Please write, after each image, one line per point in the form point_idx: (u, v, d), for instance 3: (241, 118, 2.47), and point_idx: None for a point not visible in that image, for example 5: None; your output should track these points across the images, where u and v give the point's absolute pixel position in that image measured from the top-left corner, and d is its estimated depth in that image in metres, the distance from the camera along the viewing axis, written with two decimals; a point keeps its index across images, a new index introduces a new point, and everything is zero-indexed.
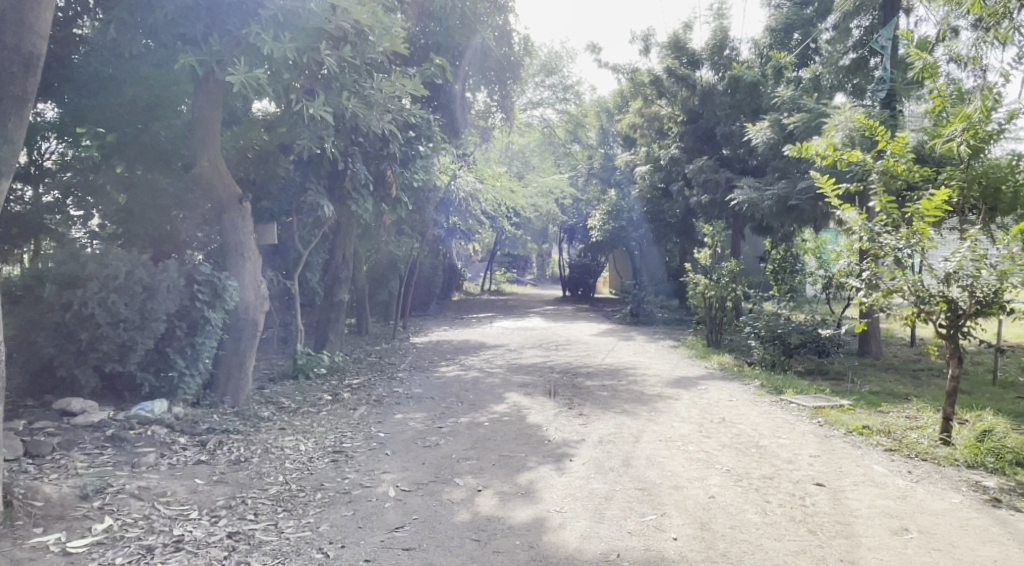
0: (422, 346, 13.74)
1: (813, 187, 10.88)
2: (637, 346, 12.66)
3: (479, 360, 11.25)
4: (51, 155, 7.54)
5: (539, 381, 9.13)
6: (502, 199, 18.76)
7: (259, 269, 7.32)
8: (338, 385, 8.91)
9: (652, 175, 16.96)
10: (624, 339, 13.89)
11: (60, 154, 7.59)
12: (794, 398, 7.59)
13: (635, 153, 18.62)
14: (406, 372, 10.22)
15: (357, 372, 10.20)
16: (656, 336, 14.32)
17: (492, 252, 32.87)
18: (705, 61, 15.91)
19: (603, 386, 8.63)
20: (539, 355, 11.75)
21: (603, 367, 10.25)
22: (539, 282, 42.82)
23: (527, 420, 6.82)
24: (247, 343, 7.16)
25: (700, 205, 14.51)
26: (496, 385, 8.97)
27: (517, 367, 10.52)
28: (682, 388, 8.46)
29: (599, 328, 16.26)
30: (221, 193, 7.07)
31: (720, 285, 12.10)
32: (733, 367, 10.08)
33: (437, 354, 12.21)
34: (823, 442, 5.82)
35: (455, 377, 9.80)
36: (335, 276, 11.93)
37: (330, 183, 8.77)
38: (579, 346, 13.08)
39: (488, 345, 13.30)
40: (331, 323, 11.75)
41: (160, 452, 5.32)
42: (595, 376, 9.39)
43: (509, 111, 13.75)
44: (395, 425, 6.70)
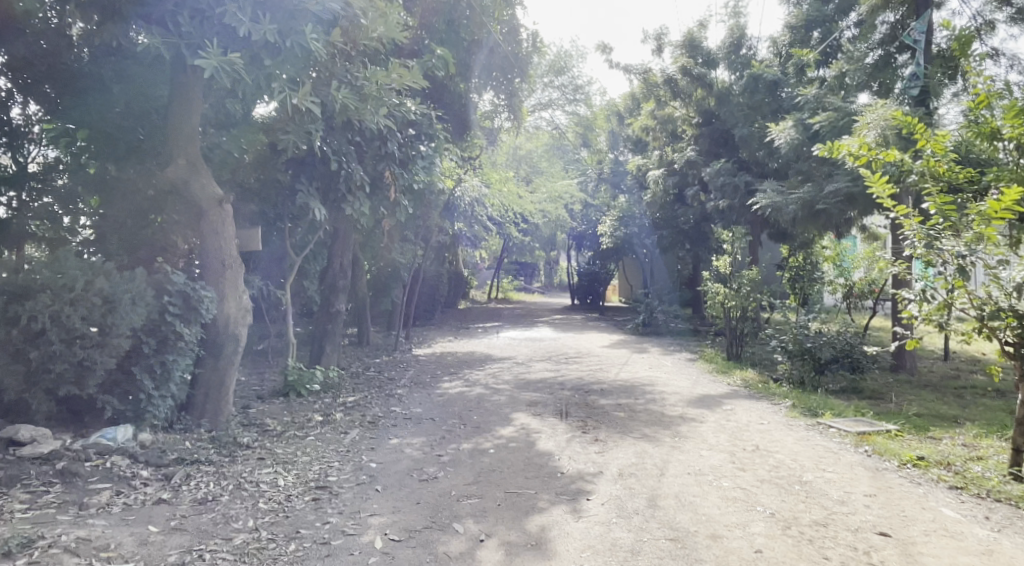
0: (425, 358, 13.06)
1: (842, 190, 10.15)
2: (652, 360, 11.94)
3: (484, 375, 10.54)
4: (36, 159, 7.18)
5: (549, 400, 8.43)
6: (509, 205, 18.12)
7: (242, 279, 6.66)
8: (330, 405, 8.22)
9: (665, 179, 16.28)
10: (638, 352, 13.17)
11: (46, 158, 7.21)
12: (833, 421, 6.85)
13: (647, 156, 17.93)
14: (406, 388, 9.52)
15: (354, 388, 9.52)
16: (672, 349, 13.58)
17: (499, 260, 32.19)
18: (721, 61, 15.25)
19: (619, 406, 7.92)
20: (549, 369, 11.05)
21: (618, 383, 9.53)
22: (547, 290, 42.10)
23: (537, 447, 6.13)
24: (227, 361, 6.54)
25: (718, 210, 13.83)
26: (503, 404, 8.27)
27: (525, 382, 9.82)
28: (706, 408, 7.74)
29: (611, 340, 15.54)
30: (198, 194, 6.41)
31: (741, 294, 11.38)
32: (758, 384, 9.37)
33: (440, 368, 11.51)
34: (875, 477, 5.10)
35: (459, 394, 9.10)
36: (332, 285, 11.28)
37: (323, 185, 8.12)
38: (590, 358, 12.36)
39: (494, 358, 12.60)
40: (327, 335, 11.09)
41: (116, 489, 4.65)
42: (610, 394, 8.68)
43: (516, 111, 13.10)
44: (389, 453, 6.01)
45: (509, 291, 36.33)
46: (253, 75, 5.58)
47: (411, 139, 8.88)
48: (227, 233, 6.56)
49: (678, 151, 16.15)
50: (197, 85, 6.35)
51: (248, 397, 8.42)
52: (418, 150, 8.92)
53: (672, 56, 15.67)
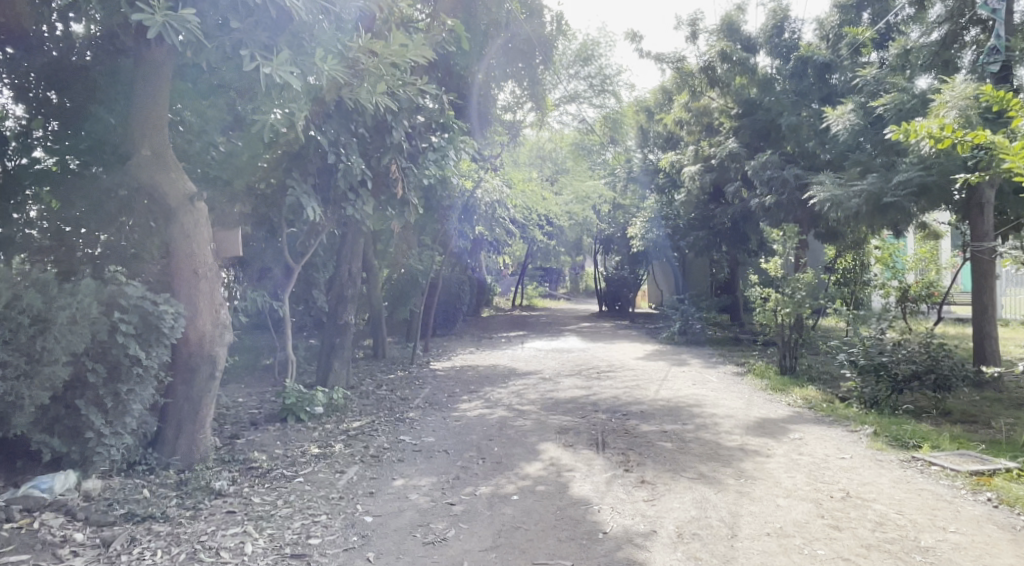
0: (444, 372, 12.00)
1: (914, 181, 8.92)
2: (695, 374, 10.73)
3: (507, 393, 9.46)
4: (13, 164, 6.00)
5: (582, 425, 7.31)
6: (533, 206, 17.06)
7: (220, 290, 5.65)
8: (332, 433, 7.18)
9: (703, 176, 15.07)
10: (676, 364, 11.98)
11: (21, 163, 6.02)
12: (933, 456, 5.64)
13: (681, 152, 16.74)
14: (419, 410, 8.46)
15: (362, 410, 8.48)
16: (714, 361, 12.37)
17: (523, 266, 31.07)
18: (762, 46, 14.06)
19: (665, 435, 6.76)
20: (579, 386, 9.91)
21: (659, 403, 8.36)
22: (572, 297, 40.88)
23: (571, 492, 5.01)
24: (202, 387, 5.53)
25: (762, 206, 12.60)
26: (529, 430, 7.17)
27: (553, 402, 8.69)
28: (769, 438, 6.54)
29: (645, 350, 14.35)
30: (166, 189, 5.39)
31: (794, 299, 10.15)
32: (823, 405, 8.18)
33: (459, 384, 10.44)
34: (1019, 544, 3.91)
35: (478, 417, 8.01)
36: (340, 294, 10.30)
37: (320, 182, 7.10)
38: (626, 372, 11.19)
39: (519, 372, 11.50)
40: (335, 348, 10.10)
41: (35, 563, 3.62)
42: (653, 418, 7.52)
43: (540, 102, 12.05)
44: (391, 501, 4.92)
45: (534, 298, 35.21)
46: (215, 41, 4.58)
47: (421, 128, 7.85)
48: (201, 235, 5.53)
49: (715, 145, 14.93)
50: (163, 62, 5.43)
51: (239, 424, 7.42)
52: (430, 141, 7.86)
53: (708, 42, 14.49)
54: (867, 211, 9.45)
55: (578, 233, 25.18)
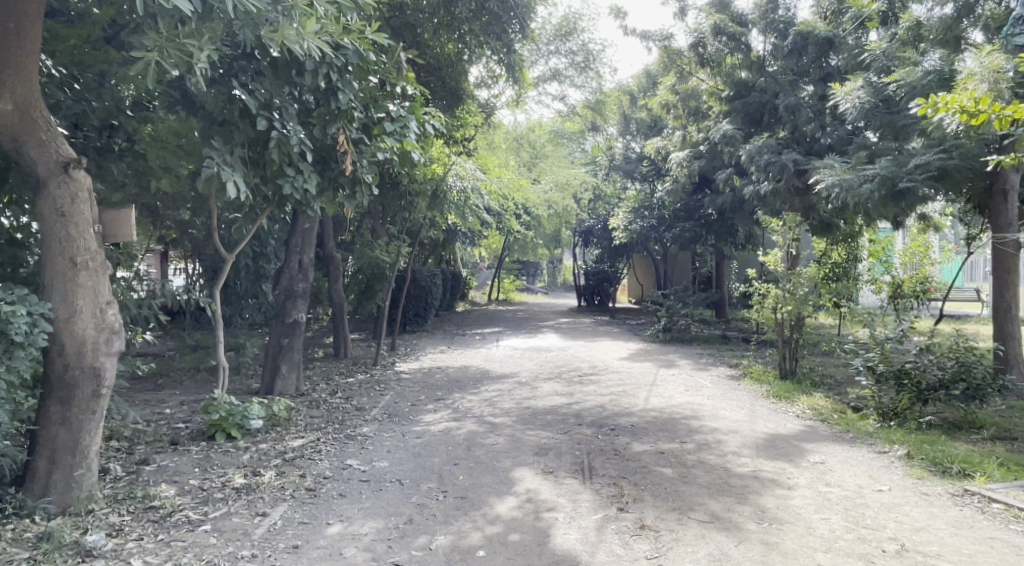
0: (410, 375, 10.84)
1: (934, 164, 7.94)
2: (686, 377, 9.72)
3: (477, 401, 8.35)
4: None
5: (564, 444, 6.21)
6: (511, 194, 15.95)
7: (106, 285, 4.45)
8: (265, 457, 6.01)
9: (692, 163, 14.01)
10: (665, 366, 10.96)
11: None
12: (992, 491, 4.62)
13: (666, 137, 15.69)
14: (375, 425, 7.30)
15: (309, 425, 7.31)
16: (705, 362, 11.37)
17: (499, 259, 29.95)
18: (755, 23, 12.94)
19: (663, 457, 5.71)
20: (559, 393, 8.83)
21: (651, 415, 7.31)
22: (551, 291, 39.85)
23: (552, 545, 3.91)
24: (82, 409, 4.34)
25: (757, 194, 11.57)
26: (501, 451, 6.06)
27: (530, 413, 7.60)
28: (785, 462, 5.52)
29: (629, 349, 13.31)
30: (31, 155, 4.19)
31: (796, 297, 9.16)
32: (836, 417, 7.18)
33: (424, 391, 9.28)
34: None
35: (443, 433, 6.88)
36: (288, 288, 9.13)
37: (252, 154, 5.95)
38: (610, 376, 10.14)
39: (492, 376, 10.38)
40: (283, 351, 8.93)
41: None
42: (645, 435, 6.46)
43: (517, 76, 10.87)
44: (319, 560, 3.77)
45: (511, 292, 34.11)
46: None
47: (376, 94, 6.68)
48: (81, 216, 4.32)
49: (704, 130, 13.88)
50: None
51: (155, 447, 6.22)
52: (385, 109, 6.70)
53: (698, 19, 13.24)
54: (880, 199, 8.45)
55: (557, 225, 24.07)
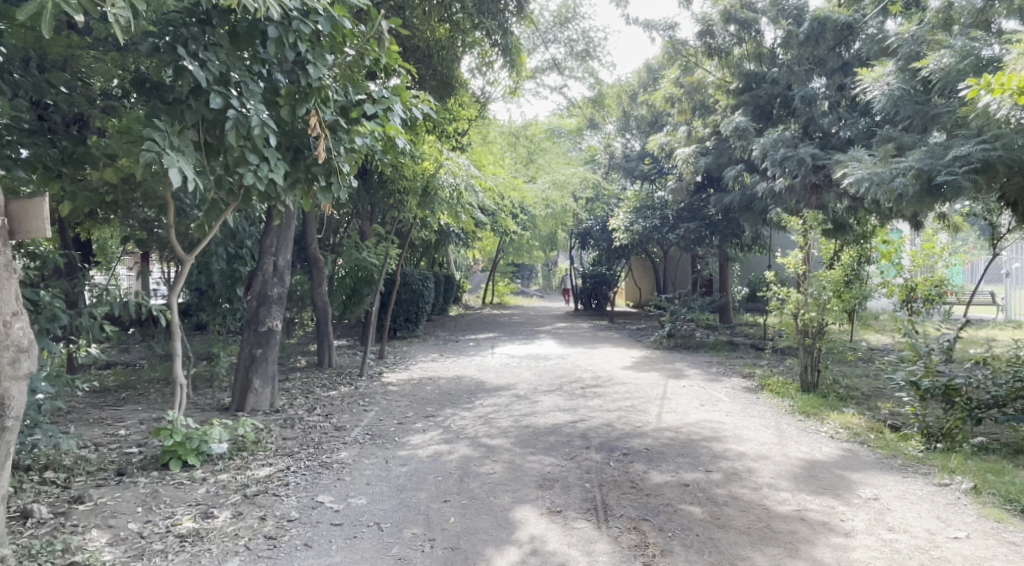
0: (398, 387, 9.99)
1: (978, 154, 7.17)
2: (699, 390, 8.91)
3: (471, 419, 7.51)
4: None
5: (571, 474, 5.38)
6: (507, 193, 15.17)
7: (13, 293, 3.59)
8: (223, 492, 5.16)
9: (698, 158, 13.19)
10: (674, 377, 10.15)
11: None
12: None
13: (670, 132, 14.92)
14: (355, 449, 6.43)
15: (281, 448, 6.45)
16: (716, 372, 10.56)
17: (494, 261, 29.12)
18: (765, 10, 11.70)
19: (688, 492, 4.90)
20: (562, 408, 8.00)
21: (666, 436, 6.49)
22: (546, 294, 39.06)
23: None
24: None
25: (771, 191, 10.78)
26: (500, 484, 5.22)
27: (531, 433, 6.78)
28: (833, 498, 4.69)
29: (633, 357, 12.50)
30: None
31: (819, 303, 8.36)
32: (875, 437, 6.37)
33: (412, 406, 8.43)
34: None
35: (432, 459, 6.03)
36: (261, 293, 8.27)
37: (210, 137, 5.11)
38: (615, 388, 9.31)
39: (487, 388, 9.53)
40: (255, 362, 8.09)
41: None
42: (663, 462, 5.63)
43: (515, 62, 10.09)
44: None
45: (505, 295, 33.27)
46: None
47: (358, 72, 5.85)
48: None
49: (711, 125, 13.11)
50: None
51: (97, 481, 5.38)
52: (368, 90, 5.87)
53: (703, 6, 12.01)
54: (914, 194, 7.68)
55: (553, 225, 23.26)
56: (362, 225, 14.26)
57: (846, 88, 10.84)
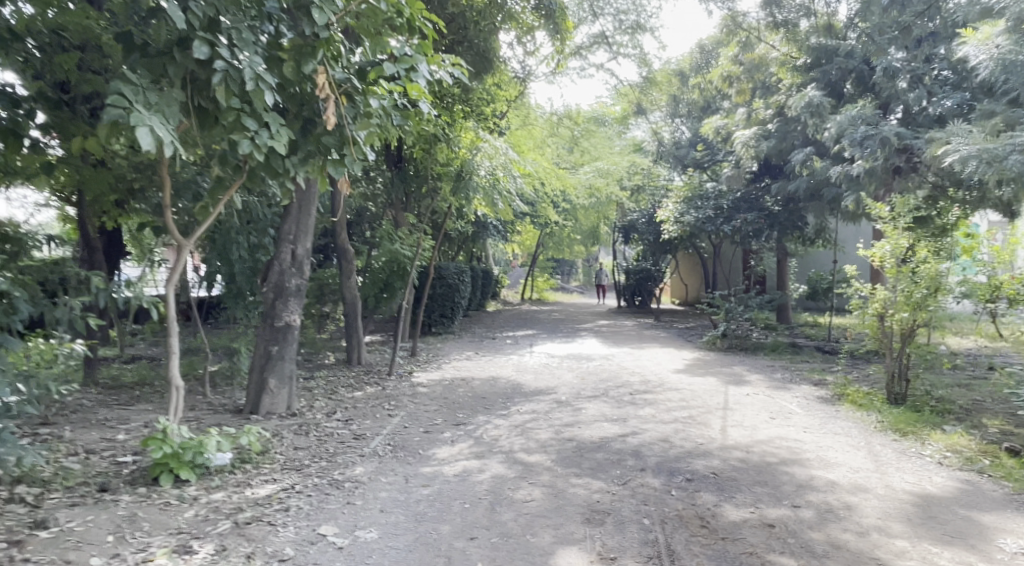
0: (429, 389, 9.16)
1: None
2: (767, 400, 7.85)
3: (507, 430, 6.60)
4: None
5: (625, 505, 4.44)
6: (549, 182, 14.26)
7: None
8: (212, 517, 4.38)
9: (760, 142, 12.02)
10: (734, 383, 9.09)
11: None
12: None
13: (727, 115, 13.77)
14: (373, 463, 5.59)
15: (291, 461, 5.67)
16: (781, 379, 9.46)
17: (534, 256, 28.20)
18: None
19: (776, 536, 3.92)
20: (611, 418, 7.05)
21: (735, 458, 5.50)
22: (586, 291, 37.98)
23: None
24: None
25: (846, 176, 9.61)
26: (539, 515, 4.32)
27: (576, 450, 5.85)
28: (965, 552, 3.68)
29: (685, 360, 11.44)
30: None
31: (910, 302, 7.26)
32: (997, 464, 5.26)
33: (442, 412, 7.57)
34: None
35: (460, 479, 5.15)
36: (278, 284, 7.50)
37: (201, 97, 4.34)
38: (670, 395, 8.31)
39: (526, 393, 8.64)
40: (271, 361, 7.36)
41: None
42: (737, 491, 4.66)
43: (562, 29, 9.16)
44: None
45: (545, 290, 32.37)
46: None
47: (377, 26, 4.97)
48: None
49: (774, 106, 11.96)
50: None
51: (73, 499, 4.63)
52: (388, 46, 4.99)
53: None
54: None
55: (596, 218, 22.23)
56: (395, 215, 13.49)
57: (935, 59, 9.61)
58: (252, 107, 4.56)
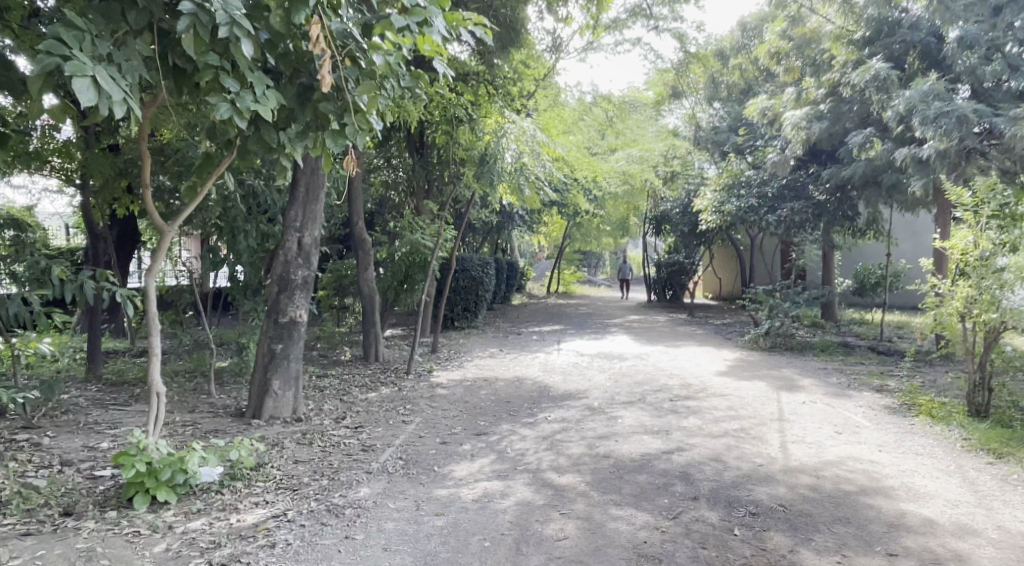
0: (450, 390, 8.43)
1: None
2: (827, 410, 7.00)
3: (535, 443, 5.84)
4: None
5: (680, 550, 3.67)
6: (579, 169, 13.47)
7: None
8: (183, 554, 3.69)
9: (812, 124, 11.05)
10: (786, 389, 8.21)
11: None
12: None
13: (772, 96, 12.81)
14: (381, 483, 4.85)
15: (289, 479, 4.95)
16: (838, 384, 8.56)
17: (561, 247, 27.39)
18: None
19: None
20: (652, 430, 6.25)
21: (804, 485, 4.68)
22: (613, 283, 37.09)
23: None
24: None
25: (912, 159, 8.65)
26: (576, 561, 3.57)
27: (615, 470, 5.07)
28: None
29: (727, 360, 10.57)
30: None
31: (996, 300, 6.34)
32: None
33: (463, 419, 6.83)
34: None
35: (480, 506, 4.41)
36: (283, 276, 6.80)
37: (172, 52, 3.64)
38: (715, 401, 7.48)
39: (554, 397, 7.88)
40: (274, 361, 6.67)
41: None
42: (814, 532, 3.86)
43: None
44: None
45: (572, 283, 31.54)
46: None
47: None
48: None
49: (827, 85, 11.01)
50: None
51: (28, 526, 3.99)
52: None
53: None
54: None
55: (626, 209, 21.34)
56: (416, 203, 12.77)
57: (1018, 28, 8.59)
58: (236, 67, 3.84)
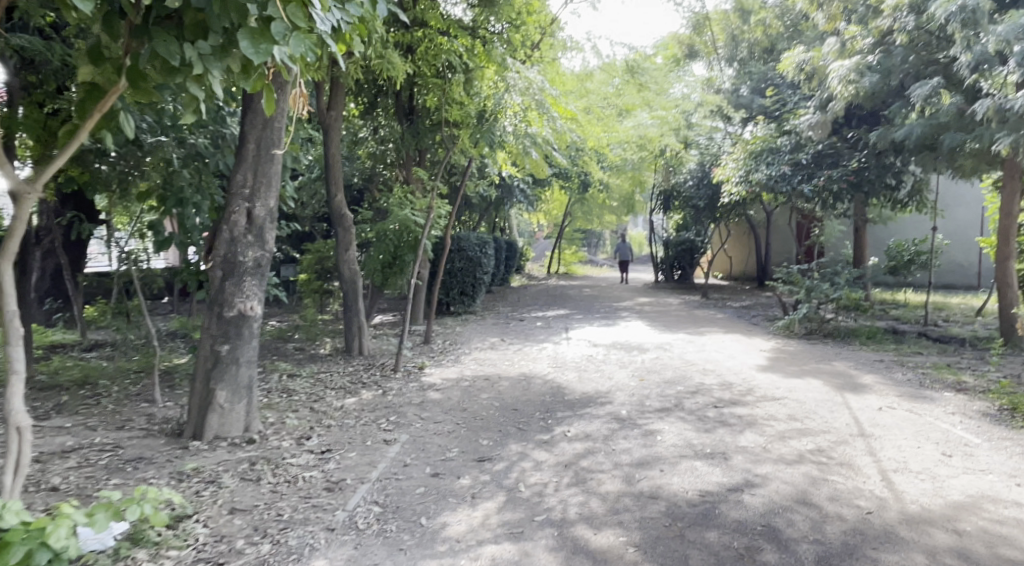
0: (445, 393, 7.00)
1: None
2: (915, 420, 5.60)
3: (555, 476, 4.42)
4: None
5: None
6: (589, 134, 12.00)
7: None
8: None
9: (862, 77, 9.60)
10: (850, 389, 6.82)
11: None
12: None
13: (808, 49, 11.32)
14: (344, 550, 3.44)
15: (217, 543, 3.52)
16: (908, 382, 7.15)
17: (562, 225, 25.94)
18: None
19: None
20: (705, 453, 4.83)
21: (947, 551, 3.27)
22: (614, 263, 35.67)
23: None
24: None
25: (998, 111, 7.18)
26: None
27: (670, 523, 3.66)
28: None
29: (764, 351, 9.17)
30: None
31: None
32: None
33: (461, 436, 5.40)
34: None
35: None
36: (226, 259, 5.33)
37: None
38: (771, 407, 6.08)
39: (571, 402, 6.47)
40: (218, 366, 5.24)
41: None
42: None
43: None
44: None
45: (573, 263, 30.10)
46: None
47: None
48: None
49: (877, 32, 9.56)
50: None
51: None
52: None
53: None
54: None
55: (634, 183, 19.87)
56: (406, 175, 11.28)
57: None
58: None
